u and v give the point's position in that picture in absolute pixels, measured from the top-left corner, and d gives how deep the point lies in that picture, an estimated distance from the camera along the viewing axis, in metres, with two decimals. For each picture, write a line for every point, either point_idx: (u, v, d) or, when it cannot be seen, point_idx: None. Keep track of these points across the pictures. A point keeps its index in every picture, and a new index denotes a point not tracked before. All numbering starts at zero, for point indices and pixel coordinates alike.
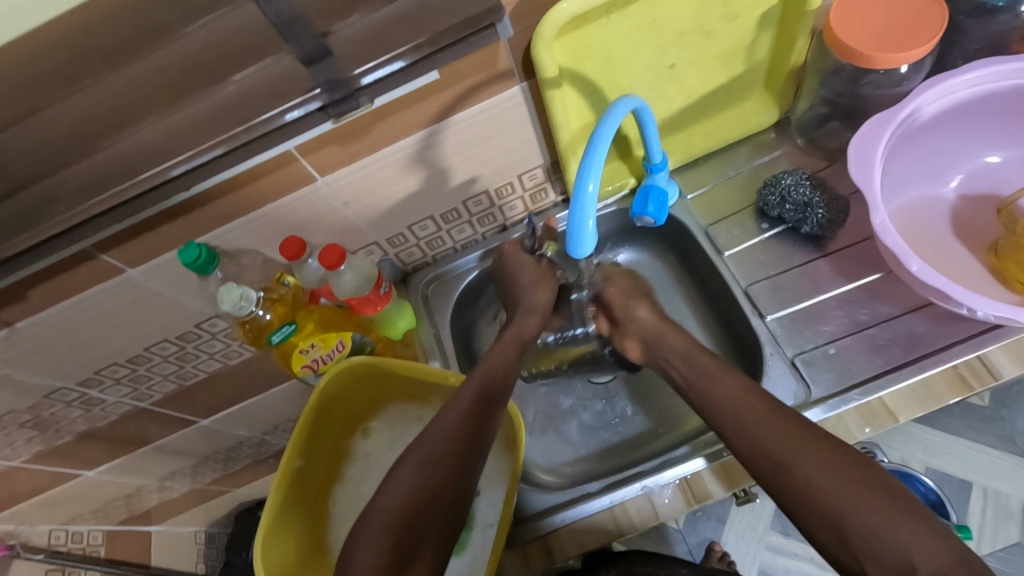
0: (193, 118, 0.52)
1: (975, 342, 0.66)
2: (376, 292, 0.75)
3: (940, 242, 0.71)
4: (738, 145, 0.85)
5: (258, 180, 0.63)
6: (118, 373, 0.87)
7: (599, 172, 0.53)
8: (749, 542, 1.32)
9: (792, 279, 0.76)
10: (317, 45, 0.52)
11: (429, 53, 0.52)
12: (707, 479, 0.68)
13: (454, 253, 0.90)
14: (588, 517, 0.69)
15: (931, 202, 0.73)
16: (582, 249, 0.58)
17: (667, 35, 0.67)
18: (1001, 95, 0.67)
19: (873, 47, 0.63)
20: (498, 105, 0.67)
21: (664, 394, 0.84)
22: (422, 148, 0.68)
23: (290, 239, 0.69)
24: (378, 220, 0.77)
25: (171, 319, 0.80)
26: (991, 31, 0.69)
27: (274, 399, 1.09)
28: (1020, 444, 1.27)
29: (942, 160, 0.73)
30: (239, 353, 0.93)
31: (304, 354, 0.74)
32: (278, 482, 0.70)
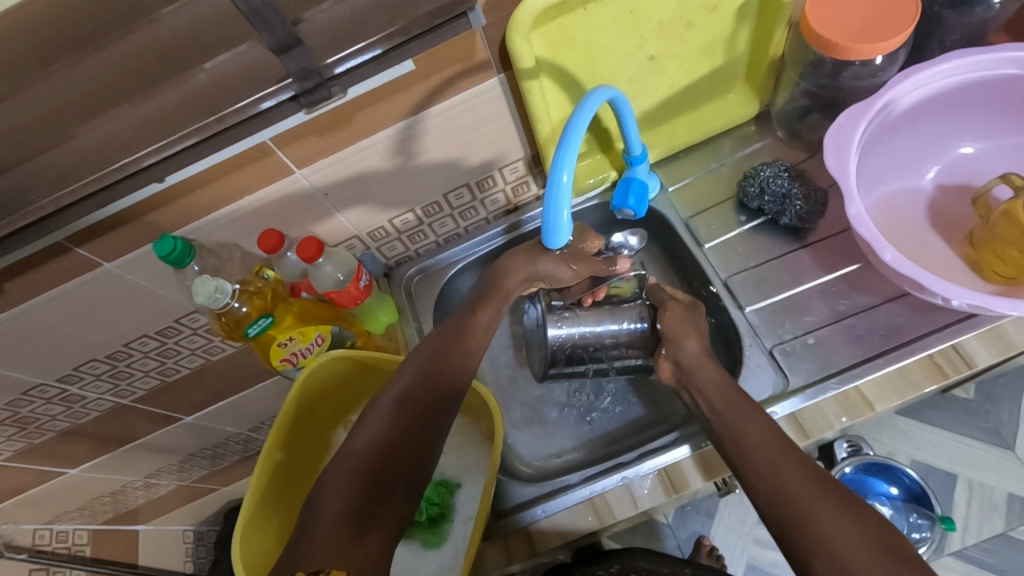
0: (165, 107, 0.51)
1: (952, 331, 0.67)
2: (354, 286, 0.74)
3: (918, 232, 0.71)
4: (720, 138, 0.86)
5: (235, 172, 0.63)
6: (98, 368, 0.86)
7: (574, 162, 0.53)
8: (737, 535, 1.33)
9: (773, 270, 0.77)
10: (289, 33, 0.51)
11: (402, 42, 0.52)
12: (687, 469, 0.68)
13: (438, 247, 0.90)
14: (569, 508, 0.69)
15: (909, 194, 0.73)
16: (559, 240, 0.57)
17: (644, 26, 0.67)
18: (976, 86, 0.68)
19: (843, 36, 0.63)
20: (476, 96, 0.67)
21: (648, 386, 0.85)
22: (401, 139, 0.68)
23: (268, 231, 0.69)
24: (359, 213, 0.77)
25: (152, 314, 0.79)
26: (967, 22, 0.69)
27: (260, 395, 1.09)
28: (1004, 436, 1.28)
29: (920, 152, 0.73)
30: (222, 348, 0.92)
31: (282, 347, 0.75)
32: (258, 475, 0.70)
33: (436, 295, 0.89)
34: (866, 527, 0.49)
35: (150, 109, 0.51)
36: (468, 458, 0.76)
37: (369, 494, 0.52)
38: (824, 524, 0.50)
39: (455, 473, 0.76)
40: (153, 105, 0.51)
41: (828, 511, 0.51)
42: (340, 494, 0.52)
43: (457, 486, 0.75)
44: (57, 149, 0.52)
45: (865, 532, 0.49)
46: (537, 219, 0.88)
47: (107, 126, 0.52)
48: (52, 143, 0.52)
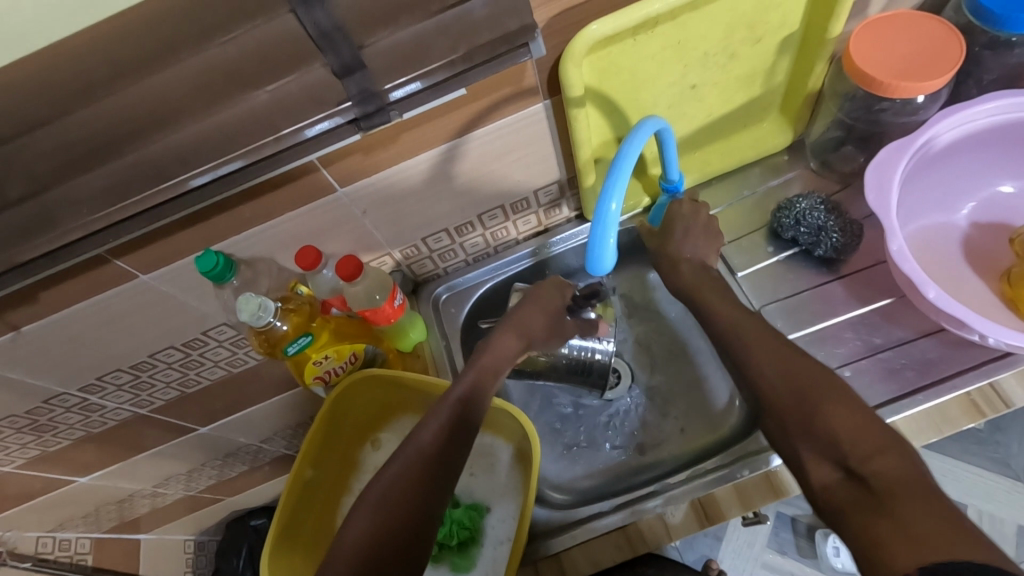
0: (218, 124, 0.51)
1: (988, 369, 0.67)
2: (389, 304, 0.74)
3: (953, 268, 0.71)
4: (751, 166, 0.86)
5: (279, 189, 0.63)
6: (121, 378, 0.85)
7: (623, 191, 0.53)
8: (746, 560, 1.34)
9: (806, 301, 0.77)
10: (355, 57, 0.50)
11: (465, 68, 0.52)
12: (721, 500, 0.68)
13: (466, 265, 0.90)
14: (600, 535, 0.69)
15: (944, 229, 0.74)
16: (602, 266, 0.57)
17: (690, 57, 0.68)
18: (1013, 126, 0.68)
19: (888, 75, 0.64)
20: (522, 120, 0.67)
21: (682, 409, 0.84)
22: (442, 161, 0.68)
23: (306, 248, 0.69)
24: (395, 230, 0.77)
25: (181, 326, 0.79)
26: (1004, 63, 0.70)
27: (276, 406, 1.08)
28: (1014, 467, 1.28)
29: (955, 188, 0.74)
30: (244, 360, 0.92)
31: (316, 365, 0.73)
32: (286, 494, 0.69)
33: (465, 315, 0.88)
34: (808, 371, 0.52)
35: (207, 126, 0.51)
36: (497, 481, 0.75)
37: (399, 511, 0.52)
38: (765, 372, 0.54)
39: (485, 496, 0.75)
40: (209, 122, 0.51)
41: (768, 360, 0.54)
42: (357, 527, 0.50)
43: (486, 509, 0.74)
44: (110, 163, 0.51)
45: (785, 366, 0.53)
46: (562, 244, 0.88)
47: (161, 143, 0.51)
48: (105, 156, 0.51)
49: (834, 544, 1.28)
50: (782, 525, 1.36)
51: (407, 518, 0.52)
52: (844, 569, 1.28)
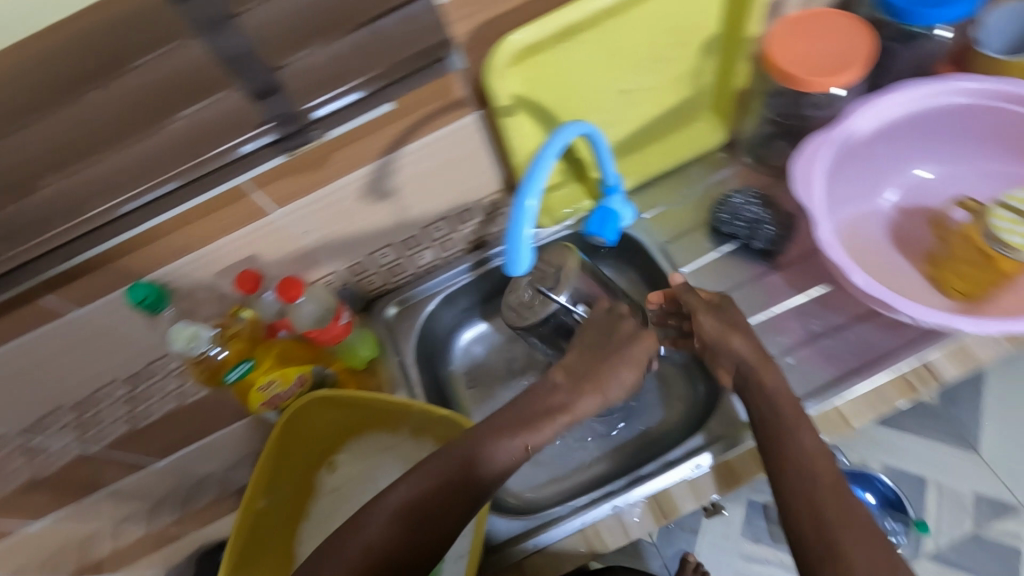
0: (141, 153, 0.50)
1: (919, 347, 0.69)
2: (335, 323, 0.74)
3: (882, 253, 0.74)
4: (690, 165, 0.88)
5: (213, 214, 0.62)
6: (65, 417, 0.82)
7: (540, 189, 0.56)
8: (723, 551, 1.37)
9: (748, 293, 0.79)
10: (270, 79, 0.51)
11: (382, 86, 0.52)
12: (676, 495, 0.69)
13: (417, 279, 0.90)
14: (559, 541, 0.69)
15: (872, 216, 0.76)
16: (519, 266, 0.58)
17: (617, 63, 0.69)
18: (928, 114, 0.71)
19: (805, 71, 0.66)
20: (455, 132, 0.67)
21: (640, 407, 0.86)
22: (377, 177, 0.68)
23: (245, 272, 0.68)
24: (338, 249, 0.76)
25: (123, 359, 0.76)
26: (915, 55, 0.73)
27: (236, 433, 1.06)
28: (970, 438, 1.33)
29: (881, 176, 0.76)
30: (196, 390, 0.90)
31: (263, 391, 0.72)
32: (239, 527, 0.67)
33: (417, 330, 0.87)
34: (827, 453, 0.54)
35: (127, 156, 0.50)
36: None
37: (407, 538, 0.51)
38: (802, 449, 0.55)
39: None
40: (130, 152, 0.50)
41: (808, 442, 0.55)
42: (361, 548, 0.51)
43: None
44: (28, 198, 0.50)
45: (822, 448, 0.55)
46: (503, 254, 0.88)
47: (81, 175, 0.50)
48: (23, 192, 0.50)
49: None
50: (756, 513, 1.39)
51: (420, 538, 0.52)
52: None
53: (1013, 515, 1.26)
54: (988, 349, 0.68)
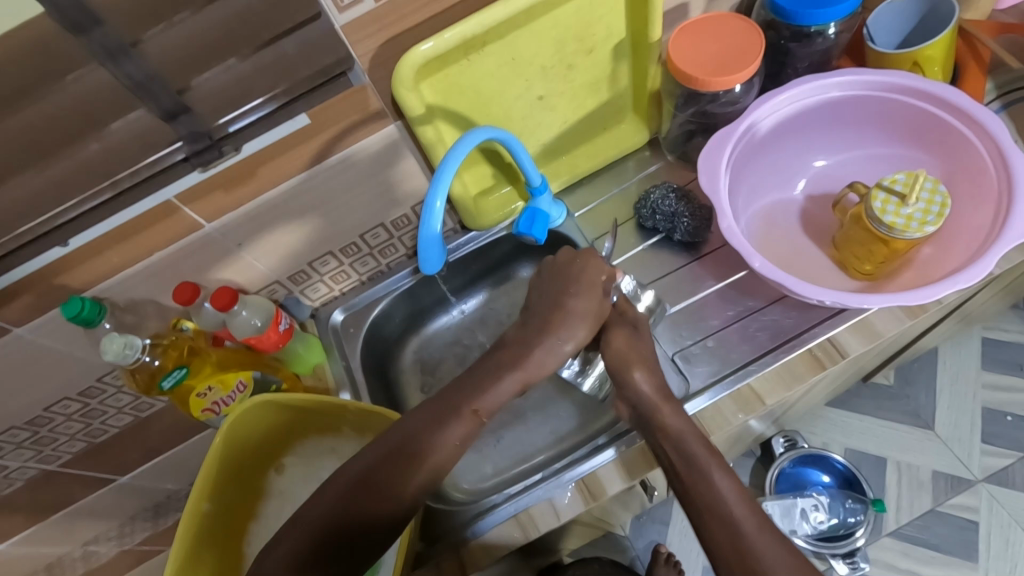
0: (60, 175, 0.54)
1: (827, 325, 0.74)
2: (274, 330, 0.77)
3: (793, 239, 0.79)
4: (619, 164, 0.93)
5: (144, 231, 0.65)
6: (19, 436, 0.85)
7: (448, 190, 0.61)
8: (693, 540, 1.40)
9: (673, 282, 0.83)
10: (176, 102, 0.54)
11: (289, 101, 0.57)
12: (603, 477, 0.72)
13: (362, 285, 0.93)
14: (495, 528, 0.72)
15: (784, 205, 0.81)
16: (432, 258, 0.64)
17: (527, 72, 0.73)
18: (824, 107, 0.76)
19: (703, 72, 0.71)
20: (377, 143, 0.71)
21: (582, 397, 0.90)
22: (305, 189, 0.71)
23: (183, 283, 0.71)
24: (278, 259, 0.79)
25: (72, 376, 0.79)
26: (812, 51, 0.78)
27: (199, 446, 1.08)
28: (925, 417, 1.38)
29: (790, 167, 0.81)
30: (151, 404, 0.93)
31: (202, 397, 0.75)
32: (183, 530, 0.67)
33: (364, 335, 0.90)
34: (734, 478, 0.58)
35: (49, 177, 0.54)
36: None
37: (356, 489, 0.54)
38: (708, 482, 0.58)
39: None
40: (52, 174, 0.54)
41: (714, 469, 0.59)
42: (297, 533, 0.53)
43: None
44: None
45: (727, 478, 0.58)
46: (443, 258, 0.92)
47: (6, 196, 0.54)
48: None
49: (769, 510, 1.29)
50: None
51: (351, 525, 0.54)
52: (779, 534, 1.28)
53: (968, 490, 1.30)
54: (891, 325, 0.72)
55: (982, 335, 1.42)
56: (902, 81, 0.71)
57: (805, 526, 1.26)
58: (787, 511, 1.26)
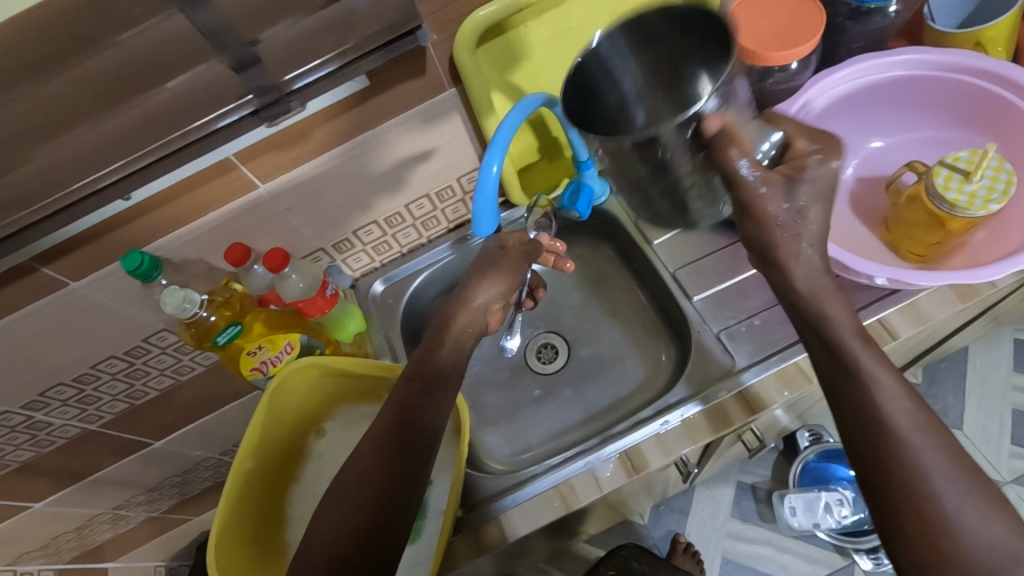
0: (128, 124, 0.55)
1: (876, 306, 0.72)
2: (320, 295, 0.76)
3: (844, 220, 0.77)
4: None
5: (200, 187, 0.66)
6: (65, 393, 0.86)
7: (503, 155, 0.61)
8: (711, 531, 1.39)
9: (716, 261, 0.83)
10: (247, 53, 0.56)
11: (356, 58, 0.55)
12: (646, 450, 0.72)
13: (401, 257, 0.93)
14: (535, 496, 0.72)
15: (833, 186, 0.80)
16: (484, 225, 0.64)
17: (581, 43, 0.73)
18: (880, 86, 0.75)
19: (759, 46, 0.70)
20: (432, 108, 0.71)
21: (619, 375, 0.90)
22: (357, 153, 0.71)
23: (235, 245, 0.71)
24: (324, 225, 0.80)
25: (119, 335, 0.80)
26: (869, 30, 0.77)
27: (230, 415, 1.10)
28: (952, 417, 1.36)
29: (841, 148, 0.80)
30: (191, 368, 0.93)
31: (252, 355, 0.76)
32: (229, 487, 0.69)
33: (402, 307, 0.91)
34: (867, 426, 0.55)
35: (119, 123, 0.55)
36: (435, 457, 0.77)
37: (392, 500, 0.56)
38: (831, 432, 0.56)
39: None
40: (121, 122, 0.55)
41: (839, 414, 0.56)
42: (325, 527, 0.55)
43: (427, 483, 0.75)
44: (24, 164, 0.54)
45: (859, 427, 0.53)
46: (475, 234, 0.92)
47: (76, 141, 0.55)
48: (19, 159, 0.55)
49: (791, 504, 1.31)
50: (743, 494, 1.41)
51: (371, 509, 0.56)
52: (801, 527, 1.30)
53: None
54: (941, 308, 0.71)
55: (1014, 337, 1.40)
56: (963, 61, 0.70)
57: (828, 520, 1.29)
58: (810, 505, 1.30)
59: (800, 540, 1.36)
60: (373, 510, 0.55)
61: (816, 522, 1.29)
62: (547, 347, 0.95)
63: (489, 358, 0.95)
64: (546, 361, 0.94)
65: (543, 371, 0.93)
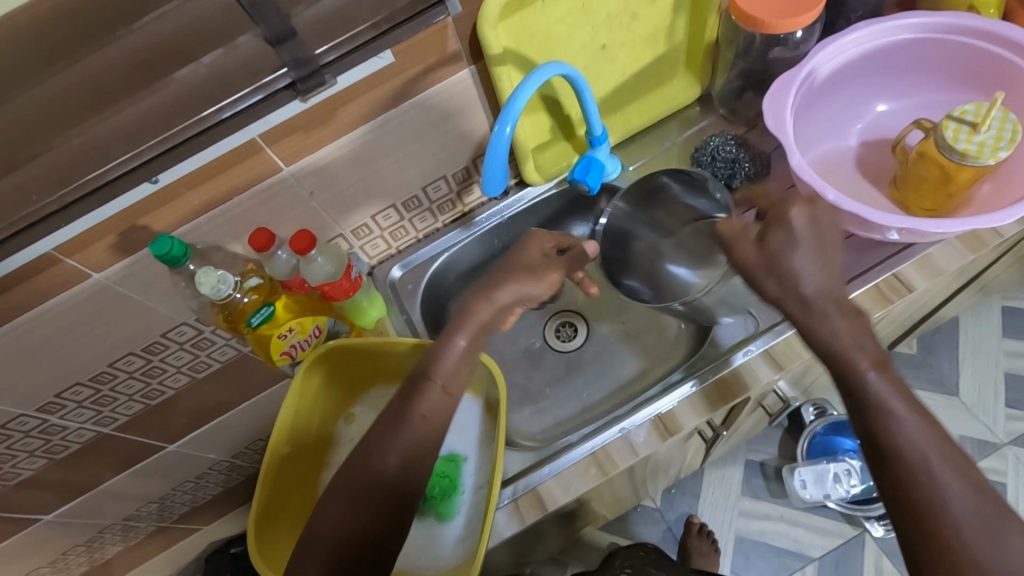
0: (163, 101, 0.55)
1: (890, 263, 0.75)
2: (346, 278, 0.77)
3: (852, 183, 0.80)
4: (667, 121, 0.94)
5: (226, 171, 0.65)
6: (81, 394, 0.83)
7: (516, 118, 0.64)
8: (723, 511, 1.40)
9: None
10: (285, 26, 0.56)
11: (387, 30, 0.57)
12: (679, 414, 0.73)
13: (417, 243, 0.94)
14: (571, 466, 0.73)
15: (840, 151, 0.82)
16: (494, 184, 0.66)
17: (596, 19, 0.75)
18: (881, 52, 0.78)
19: (770, 15, 0.72)
20: (454, 86, 0.72)
21: (640, 349, 0.92)
22: (379, 134, 0.72)
23: (258, 231, 0.70)
24: (344, 210, 0.80)
25: (140, 329, 0.78)
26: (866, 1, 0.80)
27: (242, 417, 1.07)
28: (949, 384, 1.39)
29: (845, 115, 0.83)
30: (208, 365, 0.90)
31: (282, 339, 0.76)
32: (265, 469, 0.70)
33: (421, 292, 0.91)
34: None
35: (155, 101, 0.55)
36: (470, 433, 0.77)
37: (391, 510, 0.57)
38: None
39: (461, 447, 0.77)
40: (158, 99, 0.55)
41: None
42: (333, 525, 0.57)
43: (461, 458, 0.76)
44: (60, 145, 0.54)
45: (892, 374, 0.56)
46: (489, 218, 0.93)
47: (112, 118, 0.54)
48: (54, 139, 0.54)
49: (801, 477, 1.32)
50: (752, 472, 1.43)
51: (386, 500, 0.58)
52: (812, 499, 1.31)
53: (994, 453, 1.32)
54: (953, 261, 0.74)
55: (1002, 305, 1.44)
56: (963, 23, 0.73)
57: (838, 490, 1.30)
58: (819, 477, 1.31)
59: (810, 513, 1.38)
60: (378, 508, 0.57)
61: (826, 493, 1.31)
62: (566, 327, 0.95)
63: (509, 342, 0.95)
64: (565, 339, 0.95)
65: (564, 349, 0.94)
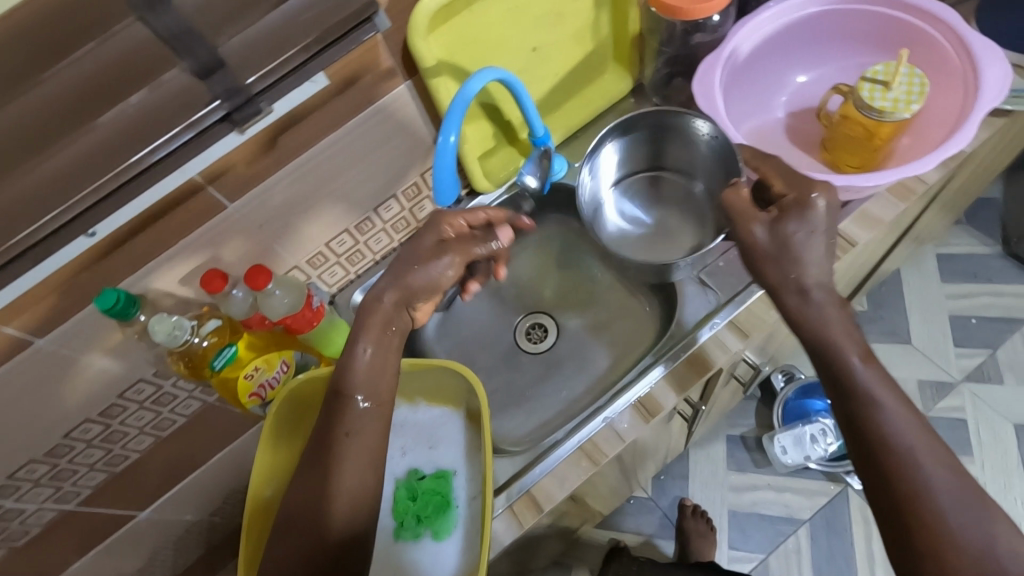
0: (93, 146, 0.53)
1: None
2: (308, 308, 0.75)
3: (785, 152, 0.84)
4: (606, 115, 0.96)
5: (167, 213, 0.63)
6: (36, 472, 0.77)
7: (459, 125, 0.64)
8: (714, 489, 1.43)
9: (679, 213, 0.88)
10: (212, 57, 0.55)
11: (318, 52, 0.57)
12: (657, 396, 0.75)
13: (376, 265, 0.92)
14: (560, 463, 0.73)
15: (769, 124, 0.86)
16: (446, 192, 0.67)
17: (523, 23, 0.77)
18: (792, 27, 0.83)
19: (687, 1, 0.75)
20: (392, 103, 0.73)
21: (611, 339, 0.93)
22: (323, 158, 0.71)
23: (211, 274, 0.67)
24: (296, 240, 0.78)
25: (94, 392, 0.74)
26: None
27: (215, 471, 1.02)
28: (901, 333, 1.47)
29: (769, 89, 0.87)
30: (173, 421, 0.87)
31: (249, 379, 0.74)
32: (249, 514, 0.68)
33: None
34: None
35: (83, 149, 0.53)
36: (456, 445, 0.76)
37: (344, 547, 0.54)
38: None
39: (449, 461, 0.76)
40: (85, 145, 0.53)
41: None
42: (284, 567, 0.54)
43: (451, 473, 0.75)
44: None
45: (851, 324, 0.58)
46: None
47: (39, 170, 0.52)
48: None
49: (781, 443, 1.35)
50: (735, 446, 1.46)
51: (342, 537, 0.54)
52: (795, 463, 1.35)
53: (952, 392, 1.39)
54: (887, 212, 0.79)
55: (937, 253, 1.53)
56: None
57: (817, 451, 1.34)
58: (798, 440, 1.35)
59: (794, 476, 1.42)
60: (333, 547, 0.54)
61: (807, 455, 1.34)
62: (536, 328, 0.96)
63: (481, 351, 0.95)
64: (537, 341, 0.95)
65: (536, 351, 0.94)
